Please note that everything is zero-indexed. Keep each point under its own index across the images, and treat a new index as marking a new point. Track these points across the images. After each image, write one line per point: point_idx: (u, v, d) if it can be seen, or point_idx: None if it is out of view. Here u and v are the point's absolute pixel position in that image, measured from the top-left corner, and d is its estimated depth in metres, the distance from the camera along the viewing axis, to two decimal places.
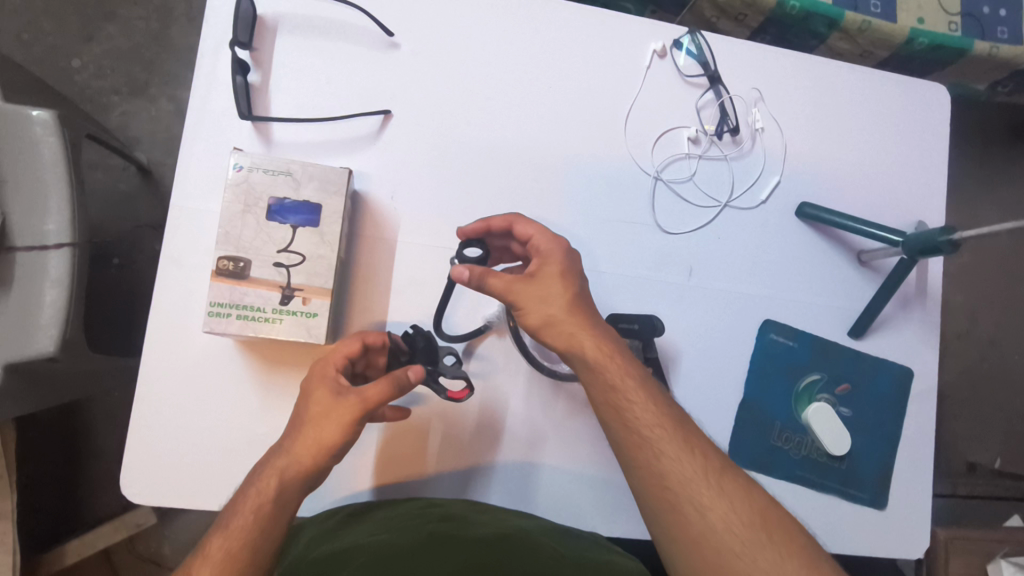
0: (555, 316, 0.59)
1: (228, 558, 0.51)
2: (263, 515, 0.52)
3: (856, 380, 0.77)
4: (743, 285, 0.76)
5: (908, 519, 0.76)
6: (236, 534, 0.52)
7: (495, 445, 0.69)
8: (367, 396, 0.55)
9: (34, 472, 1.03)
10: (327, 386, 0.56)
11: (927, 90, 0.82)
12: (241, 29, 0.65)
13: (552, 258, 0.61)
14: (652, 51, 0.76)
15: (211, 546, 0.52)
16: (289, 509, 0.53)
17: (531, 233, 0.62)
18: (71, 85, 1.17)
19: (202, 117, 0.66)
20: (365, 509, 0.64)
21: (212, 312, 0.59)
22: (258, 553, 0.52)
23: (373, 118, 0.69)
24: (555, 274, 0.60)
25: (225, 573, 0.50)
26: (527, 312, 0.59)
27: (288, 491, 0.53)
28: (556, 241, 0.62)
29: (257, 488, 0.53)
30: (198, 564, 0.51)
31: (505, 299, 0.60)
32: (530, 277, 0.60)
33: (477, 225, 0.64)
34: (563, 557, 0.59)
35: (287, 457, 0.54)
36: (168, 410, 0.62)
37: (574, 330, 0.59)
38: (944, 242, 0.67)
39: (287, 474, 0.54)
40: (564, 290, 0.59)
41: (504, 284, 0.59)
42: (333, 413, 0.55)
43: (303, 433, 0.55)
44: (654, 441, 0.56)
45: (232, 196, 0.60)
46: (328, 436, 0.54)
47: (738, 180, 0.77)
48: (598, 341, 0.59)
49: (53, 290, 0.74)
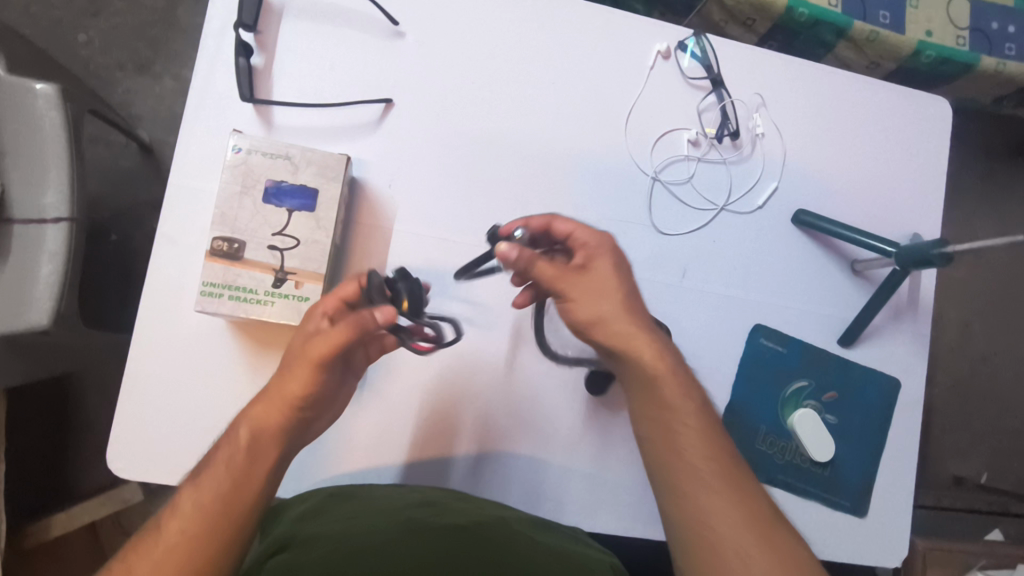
0: (608, 314, 0.60)
1: (197, 507, 0.50)
2: (239, 467, 0.52)
3: (843, 388, 0.77)
4: (736, 290, 0.76)
5: (888, 528, 0.77)
6: (209, 484, 0.51)
7: (476, 434, 0.69)
8: (327, 340, 0.54)
9: (24, 446, 1.04)
10: (300, 336, 0.56)
11: (929, 103, 0.82)
12: (246, 12, 0.65)
13: (602, 253, 0.61)
14: (656, 51, 0.76)
15: (183, 499, 0.51)
16: (263, 460, 0.53)
17: (572, 230, 0.62)
18: (76, 60, 1.17)
19: (204, 97, 0.66)
20: (346, 491, 0.65)
21: (204, 292, 0.59)
22: (224, 506, 0.50)
23: (374, 107, 0.69)
24: (607, 269, 0.61)
25: (193, 526, 0.49)
26: (579, 305, 0.60)
27: (259, 441, 0.53)
28: (601, 235, 0.62)
29: (230, 438, 0.53)
30: (170, 516, 0.50)
31: (553, 287, 0.60)
32: (581, 269, 0.61)
33: (539, 221, 0.63)
34: (539, 546, 0.61)
35: (257, 409, 0.54)
36: (156, 387, 0.63)
37: (629, 333, 0.60)
38: (936, 255, 0.68)
39: (265, 424, 0.53)
40: (616, 283, 0.61)
41: (553, 272, 0.60)
42: (297, 361, 0.54)
43: (280, 382, 0.55)
44: (700, 472, 0.57)
45: (230, 177, 0.59)
46: (291, 386, 0.54)
47: (736, 184, 0.77)
48: (656, 353, 0.60)
49: (50, 264, 0.74)
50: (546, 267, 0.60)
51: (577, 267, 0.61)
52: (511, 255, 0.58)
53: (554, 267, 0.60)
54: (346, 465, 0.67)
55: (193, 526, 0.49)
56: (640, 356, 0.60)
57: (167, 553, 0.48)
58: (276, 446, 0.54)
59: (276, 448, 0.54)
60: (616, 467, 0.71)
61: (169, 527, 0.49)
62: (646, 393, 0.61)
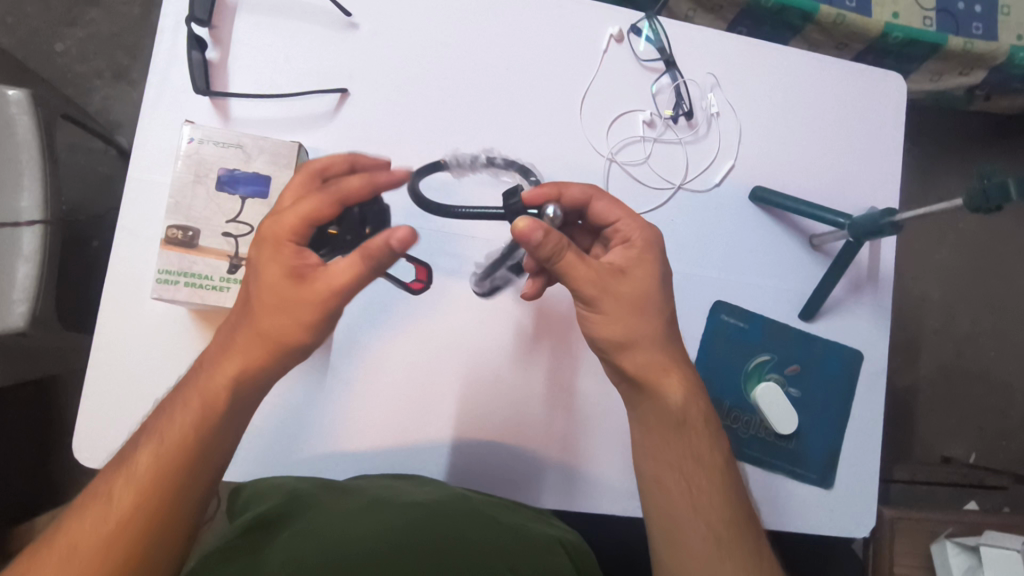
0: (643, 337, 0.58)
1: (160, 472, 0.50)
2: (209, 424, 0.52)
3: (805, 362, 0.78)
4: (696, 267, 0.77)
5: (855, 499, 0.78)
6: (173, 445, 0.51)
7: (439, 416, 0.70)
8: (339, 277, 0.52)
9: (7, 450, 1.04)
10: (284, 264, 0.53)
11: (883, 80, 0.83)
12: (199, 7, 0.66)
13: (647, 257, 0.60)
14: (609, 35, 0.78)
15: (135, 463, 0.50)
16: (238, 420, 0.54)
17: (616, 217, 0.62)
18: (53, 69, 1.18)
19: (161, 92, 0.67)
20: (309, 484, 0.64)
21: (161, 280, 0.60)
22: (195, 471, 0.51)
23: (330, 97, 0.71)
24: (649, 277, 0.59)
25: (159, 486, 0.50)
26: (613, 321, 0.57)
27: (236, 395, 0.53)
28: (651, 237, 0.61)
29: (198, 392, 0.52)
30: (126, 477, 0.50)
31: (591, 291, 0.56)
32: (621, 275, 0.58)
33: (579, 198, 0.62)
34: (498, 519, 0.64)
35: (231, 358, 0.53)
36: (119, 377, 0.64)
37: (661, 367, 0.59)
38: (886, 224, 0.70)
39: (240, 376, 0.53)
40: (654, 299, 0.58)
41: (594, 275, 0.56)
42: (296, 304, 0.52)
43: (262, 321, 0.53)
44: (703, 512, 0.59)
45: (184, 167, 0.61)
46: (288, 333, 0.53)
47: (693, 163, 0.78)
48: (684, 390, 0.60)
49: (25, 266, 0.74)
50: (584, 269, 0.56)
51: (616, 265, 0.59)
52: (532, 237, 0.53)
53: (596, 270, 0.56)
54: (308, 449, 0.68)
55: (148, 499, 0.49)
56: (670, 399, 0.59)
57: (119, 527, 0.48)
58: (249, 398, 0.55)
59: (251, 393, 0.55)
60: (575, 444, 0.72)
61: (124, 493, 0.49)
62: (671, 441, 0.60)
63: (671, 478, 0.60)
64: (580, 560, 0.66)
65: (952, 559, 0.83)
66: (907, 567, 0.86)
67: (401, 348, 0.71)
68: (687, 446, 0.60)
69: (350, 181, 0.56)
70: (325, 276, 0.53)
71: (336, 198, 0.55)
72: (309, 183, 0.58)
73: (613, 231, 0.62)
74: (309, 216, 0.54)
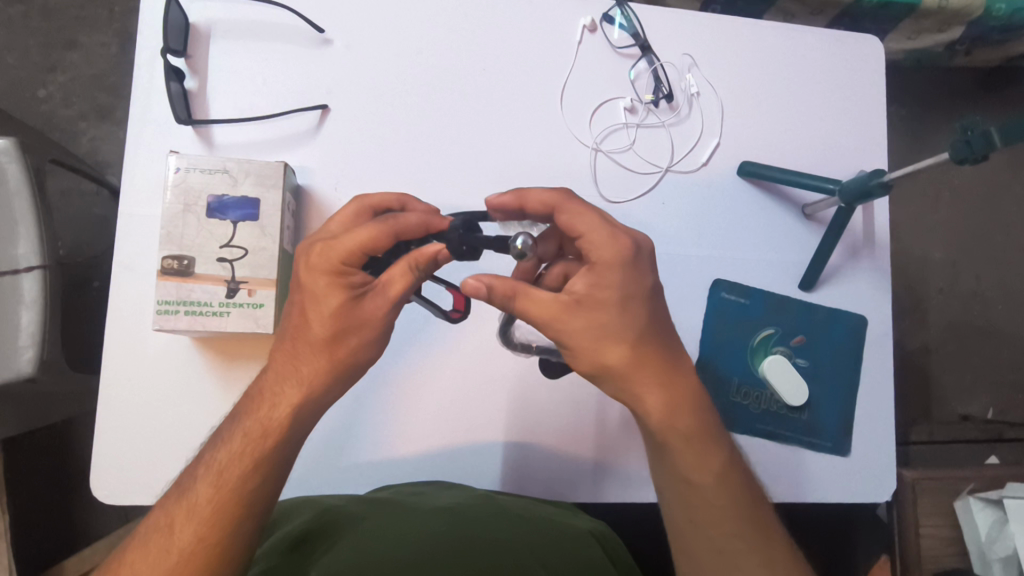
0: (610, 366, 0.55)
1: (216, 504, 0.51)
2: (263, 456, 0.53)
3: (810, 332, 0.78)
4: (692, 248, 0.77)
5: (875, 465, 0.78)
6: (231, 472, 0.52)
7: (453, 424, 0.70)
8: (394, 291, 0.54)
9: (27, 495, 1.05)
10: (338, 287, 0.53)
11: (860, 43, 0.83)
12: (173, 38, 0.67)
13: (608, 281, 0.53)
14: (582, 26, 0.78)
15: (196, 494, 0.52)
16: (288, 446, 0.55)
17: (584, 229, 0.54)
18: (38, 116, 1.19)
19: (144, 126, 0.68)
20: (337, 505, 0.64)
21: (161, 311, 0.61)
22: (251, 498, 0.52)
23: (311, 114, 0.71)
24: (610, 307, 0.54)
25: (219, 522, 0.51)
26: (579, 354, 0.56)
27: (297, 423, 0.55)
28: (617, 253, 0.53)
29: (247, 427, 0.54)
30: (184, 514, 0.51)
31: (550, 327, 0.55)
32: (579, 305, 0.54)
33: (541, 207, 0.57)
34: (528, 517, 0.64)
35: (287, 386, 0.55)
36: (129, 412, 0.64)
37: (638, 389, 0.57)
38: (877, 186, 0.69)
39: (302, 401, 0.55)
40: (613, 326, 0.54)
41: (549, 313, 0.54)
42: (358, 318, 0.54)
43: (308, 352, 0.55)
44: (712, 519, 0.58)
45: (173, 198, 0.62)
46: (348, 350, 0.55)
47: (679, 145, 0.78)
48: (664, 402, 0.58)
49: (29, 313, 0.74)
50: (542, 304, 0.54)
51: (575, 296, 0.54)
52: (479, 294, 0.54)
53: (553, 306, 0.54)
54: (328, 467, 0.68)
55: (209, 532, 0.51)
56: (650, 416, 0.58)
57: (183, 559, 0.50)
58: (309, 418, 0.56)
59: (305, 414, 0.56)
60: (591, 438, 0.72)
61: (182, 530, 0.51)
62: (663, 461, 0.60)
63: (674, 495, 0.60)
64: (611, 550, 0.66)
65: (977, 515, 0.85)
66: (932, 527, 0.86)
67: (409, 359, 0.70)
68: (676, 467, 0.59)
69: (407, 217, 0.55)
70: (384, 291, 0.54)
71: (389, 224, 0.54)
72: (359, 217, 0.57)
73: (582, 244, 0.54)
74: (352, 246, 0.53)
